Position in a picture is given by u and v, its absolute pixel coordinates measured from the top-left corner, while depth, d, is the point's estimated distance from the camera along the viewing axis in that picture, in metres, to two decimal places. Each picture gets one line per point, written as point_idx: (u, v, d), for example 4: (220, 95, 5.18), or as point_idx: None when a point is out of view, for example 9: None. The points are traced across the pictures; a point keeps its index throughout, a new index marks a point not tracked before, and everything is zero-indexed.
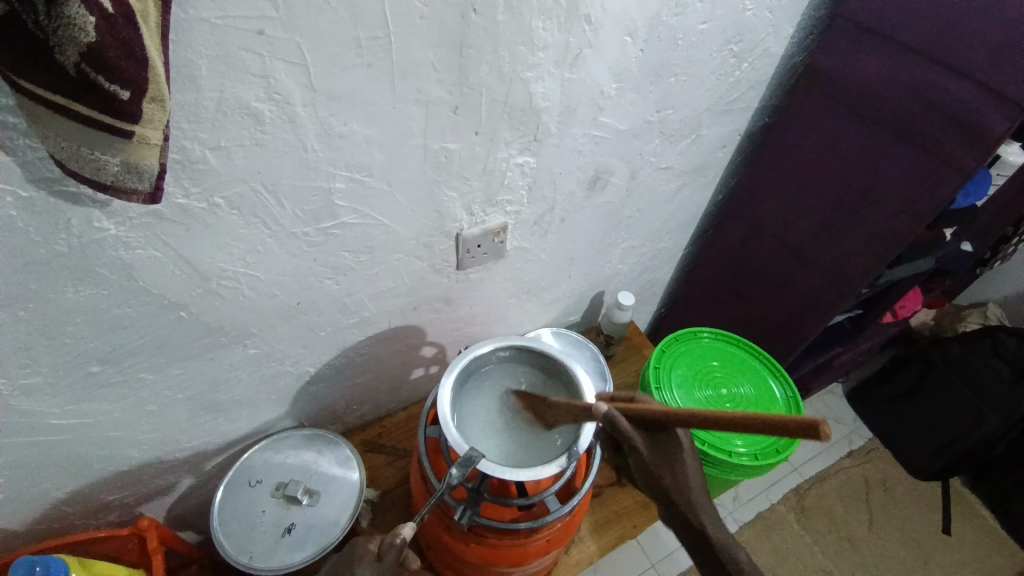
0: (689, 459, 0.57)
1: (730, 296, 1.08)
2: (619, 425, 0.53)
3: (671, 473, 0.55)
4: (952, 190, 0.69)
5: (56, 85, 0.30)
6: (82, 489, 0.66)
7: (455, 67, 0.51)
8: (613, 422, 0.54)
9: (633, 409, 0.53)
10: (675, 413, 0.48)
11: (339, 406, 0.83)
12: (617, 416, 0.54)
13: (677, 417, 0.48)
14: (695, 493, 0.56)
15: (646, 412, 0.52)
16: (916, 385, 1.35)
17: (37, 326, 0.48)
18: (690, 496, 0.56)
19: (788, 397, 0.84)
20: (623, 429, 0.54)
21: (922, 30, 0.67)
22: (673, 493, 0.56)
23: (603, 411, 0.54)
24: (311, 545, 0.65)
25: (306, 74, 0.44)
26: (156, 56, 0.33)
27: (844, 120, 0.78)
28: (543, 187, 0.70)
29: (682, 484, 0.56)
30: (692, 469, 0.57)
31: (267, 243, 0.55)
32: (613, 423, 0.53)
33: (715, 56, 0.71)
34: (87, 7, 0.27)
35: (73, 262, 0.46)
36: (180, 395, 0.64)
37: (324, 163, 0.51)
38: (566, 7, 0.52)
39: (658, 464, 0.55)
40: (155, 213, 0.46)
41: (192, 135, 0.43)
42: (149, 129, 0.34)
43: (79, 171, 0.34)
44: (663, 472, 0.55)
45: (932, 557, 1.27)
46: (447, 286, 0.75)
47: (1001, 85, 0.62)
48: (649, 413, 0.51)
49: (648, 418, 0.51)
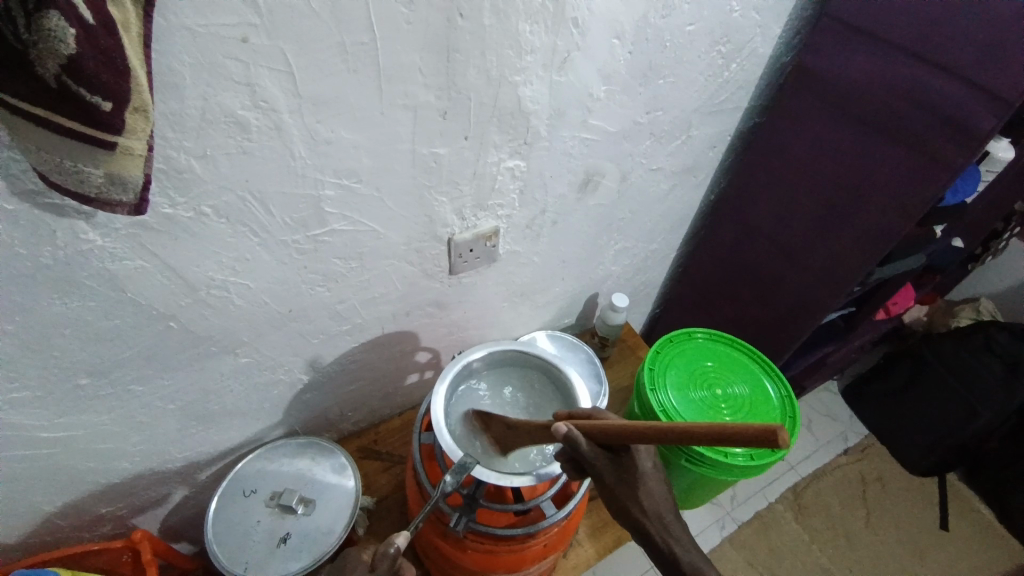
0: (657, 486, 0.58)
1: (722, 295, 1.09)
2: (579, 445, 0.52)
3: (636, 503, 0.56)
4: (940, 186, 0.69)
5: (38, 96, 0.30)
6: (73, 502, 0.65)
7: (442, 71, 0.51)
8: (574, 443, 0.52)
9: (592, 428, 0.51)
10: (637, 434, 0.47)
11: (333, 414, 0.83)
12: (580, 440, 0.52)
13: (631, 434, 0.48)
14: (669, 519, 0.58)
15: (606, 433, 0.50)
16: (908, 381, 1.36)
17: (23, 339, 0.48)
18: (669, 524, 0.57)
19: (783, 397, 0.84)
20: (585, 451, 0.52)
21: (909, 29, 0.68)
22: (648, 522, 0.57)
23: (564, 432, 0.52)
24: (306, 554, 0.65)
25: (291, 80, 0.44)
26: (139, 66, 0.33)
27: (832, 120, 0.78)
28: (534, 191, 0.70)
29: (648, 511, 0.57)
30: (658, 494, 0.58)
31: (256, 251, 0.54)
32: (574, 444, 0.52)
33: (704, 56, 0.71)
34: (67, 18, 0.27)
35: (60, 274, 0.45)
36: (171, 406, 0.63)
37: (312, 170, 0.51)
38: (553, 10, 0.52)
39: (625, 491, 0.55)
40: (141, 223, 0.46)
41: (176, 144, 0.43)
42: (132, 140, 0.33)
43: (62, 183, 0.34)
44: (627, 500, 0.56)
45: (928, 552, 1.28)
46: (439, 291, 0.75)
47: (987, 82, 0.62)
48: (607, 432, 0.50)
49: (609, 435, 0.50)
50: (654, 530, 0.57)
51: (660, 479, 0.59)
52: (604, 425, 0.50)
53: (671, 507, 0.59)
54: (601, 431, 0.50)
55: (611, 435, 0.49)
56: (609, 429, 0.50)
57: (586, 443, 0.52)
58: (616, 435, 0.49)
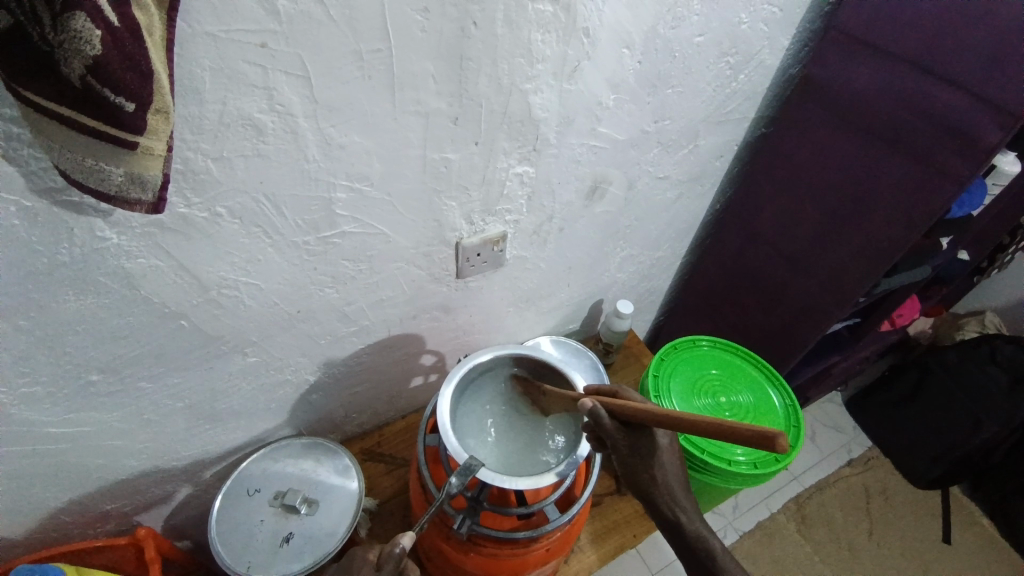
0: (670, 460, 0.58)
1: (727, 303, 1.09)
2: (600, 419, 0.52)
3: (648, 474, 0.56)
4: (947, 199, 0.69)
5: (62, 97, 0.31)
6: (79, 499, 0.66)
7: (454, 79, 0.51)
8: (597, 418, 0.52)
9: (616, 406, 0.51)
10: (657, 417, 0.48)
11: (338, 416, 0.83)
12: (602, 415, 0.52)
13: (652, 416, 0.48)
14: (676, 490, 0.58)
15: (628, 411, 0.51)
16: (913, 393, 1.36)
17: (38, 335, 0.48)
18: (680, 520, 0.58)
19: (787, 406, 0.84)
20: (605, 426, 0.52)
21: (916, 42, 0.68)
22: (656, 492, 0.57)
23: (588, 407, 0.52)
24: (309, 555, 0.65)
25: (307, 86, 0.45)
26: (161, 69, 0.34)
27: (839, 131, 0.79)
28: (541, 197, 0.71)
29: (658, 482, 0.57)
30: (671, 468, 0.57)
31: (267, 252, 0.55)
32: (596, 419, 0.52)
33: (711, 67, 0.72)
34: (94, 21, 0.28)
35: (76, 272, 0.46)
36: (179, 404, 0.64)
37: (324, 173, 0.52)
38: (564, 21, 0.53)
39: (635, 461, 0.55)
40: (156, 223, 0.47)
41: (194, 146, 0.43)
42: (153, 141, 0.34)
43: (83, 182, 0.35)
44: (638, 470, 0.56)
45: (932, 566, 1.27)
46: (446, 295, 0.75)
47: (993, 95, 0.63)
48: (630, 411, 0.50)
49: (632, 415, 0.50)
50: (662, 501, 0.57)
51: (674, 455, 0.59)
52: (626, 403, 0.51)
53: (681, 481, 0.59)
54: (625, 409, 0.51)
55: (634, 415, 0.50)
56: (632, 410, 0.50)
57: (608, 419, 0.52)
58: (639, 415, 0.49)
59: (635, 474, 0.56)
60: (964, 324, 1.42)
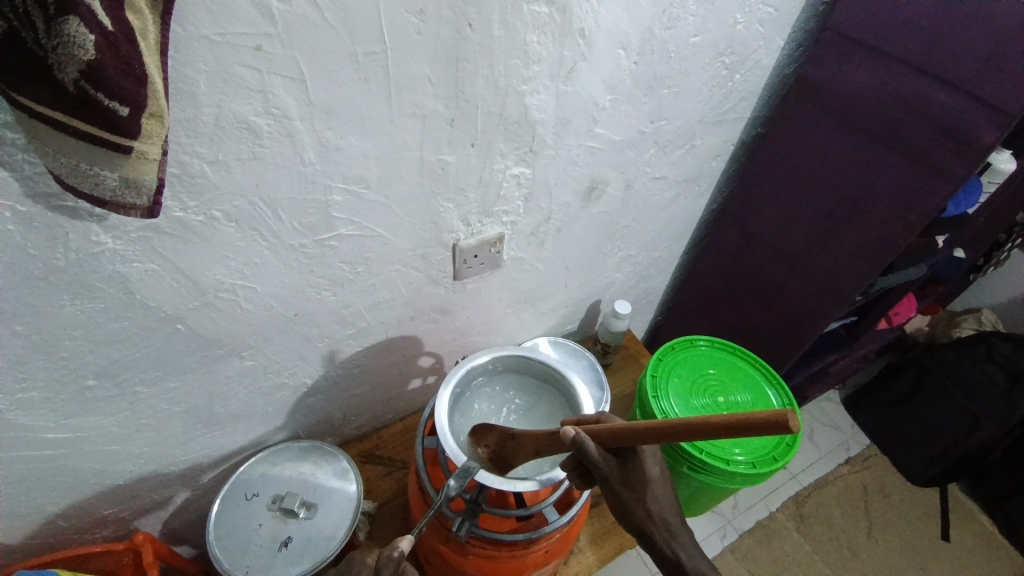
0: (663, 490, 0.57)
1: (724, 303, 1.09)
2: (587, 448, 0.52)
3: (643, 503, 0.56)
4: (943, 197, 0.70)
5: (56, 101, 0.31)
6: (77, 504, 0.66)
7: (451, 81, 0.51)
8: (582, 447, 0.52)
9: (598, 433, 0.51)
10: (643, 430, 0.47)
11: (336, 418, 0.83)
12: (586, 443, 0.52)
13: (641, 433, 0.48)
14: (674, 526, 0.58)
15: (615, 435, 0.50)
16: (910, 390, 1.37)
17: (35, 339, 0.48)
18: (666, 528, 0.57)
19: (785, 406, 0.84)
20: (593, 455, 0.52)
21: (910, 43, 0.69)
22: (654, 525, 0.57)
23: (569, 435, 0.52)
24: (308, 558, 0.65)
25: (303, 89, 0.45)
26: (156, 74, 0.33)
27: (835, 130, 0.79)
28: (539, 199, 0.71)
29: (652, 515, 0.57)
30: (665, 502, 0.58)
31: (264, 256, 0.55)
32: (582, 448, 0.51)
33: (708, 67, 0.72)
34: (87, 26, 0.28)
35: (72, 277, 0.46)
36: (176, 409, 0.64)
37: (322, 176, 0.52)
38: (560, 22, 0.53)
39: (629, 492, 0.55)
40: (153, 227, 0.47)
41: (190, 150, 0.43)
42: (148, 145, 0.34)
43: (77, 186, 0.34)
44: (632, 505, 0.56)
45: (931, 564, 1.27)
46: (444, 296, 0.75)
47: (989, 95, 0.63)
48: (613, 434, 0.50)
49: (620, 439, 0.49)
50: (659, 537, 0.57)
51: (666, 483, 0.58)
52: (611, 428, 0.50)
53: (676, 512, 0.59)
54: (610, 434, 0.50)
55: (616, 437, 0.50)
56: (618, 433, 0.49)
57: (593, 446, 0.52)
58: (629, 438, 0.48)
59: (630, 505, 0.56)
60: (961, 322, 1.43)
